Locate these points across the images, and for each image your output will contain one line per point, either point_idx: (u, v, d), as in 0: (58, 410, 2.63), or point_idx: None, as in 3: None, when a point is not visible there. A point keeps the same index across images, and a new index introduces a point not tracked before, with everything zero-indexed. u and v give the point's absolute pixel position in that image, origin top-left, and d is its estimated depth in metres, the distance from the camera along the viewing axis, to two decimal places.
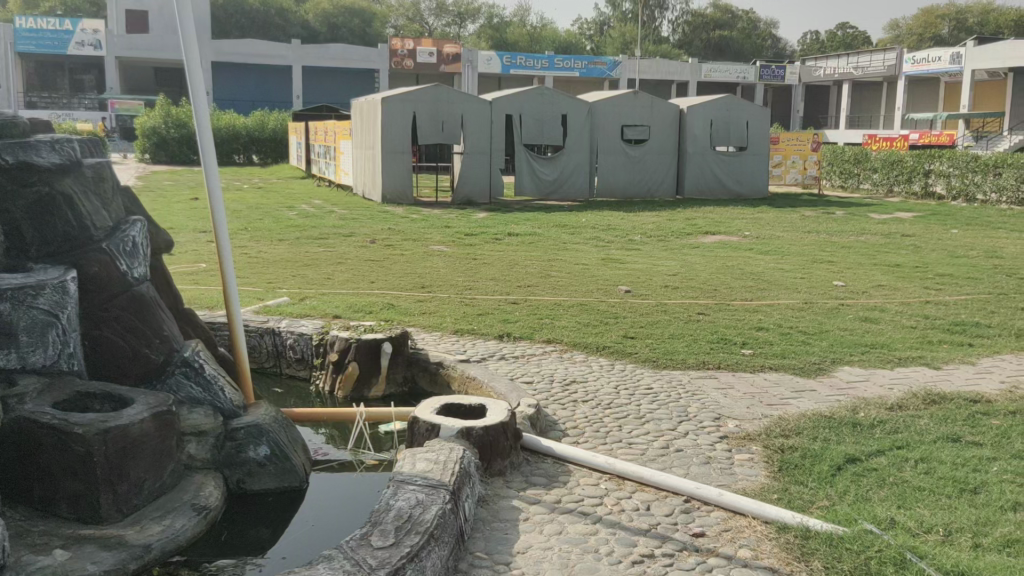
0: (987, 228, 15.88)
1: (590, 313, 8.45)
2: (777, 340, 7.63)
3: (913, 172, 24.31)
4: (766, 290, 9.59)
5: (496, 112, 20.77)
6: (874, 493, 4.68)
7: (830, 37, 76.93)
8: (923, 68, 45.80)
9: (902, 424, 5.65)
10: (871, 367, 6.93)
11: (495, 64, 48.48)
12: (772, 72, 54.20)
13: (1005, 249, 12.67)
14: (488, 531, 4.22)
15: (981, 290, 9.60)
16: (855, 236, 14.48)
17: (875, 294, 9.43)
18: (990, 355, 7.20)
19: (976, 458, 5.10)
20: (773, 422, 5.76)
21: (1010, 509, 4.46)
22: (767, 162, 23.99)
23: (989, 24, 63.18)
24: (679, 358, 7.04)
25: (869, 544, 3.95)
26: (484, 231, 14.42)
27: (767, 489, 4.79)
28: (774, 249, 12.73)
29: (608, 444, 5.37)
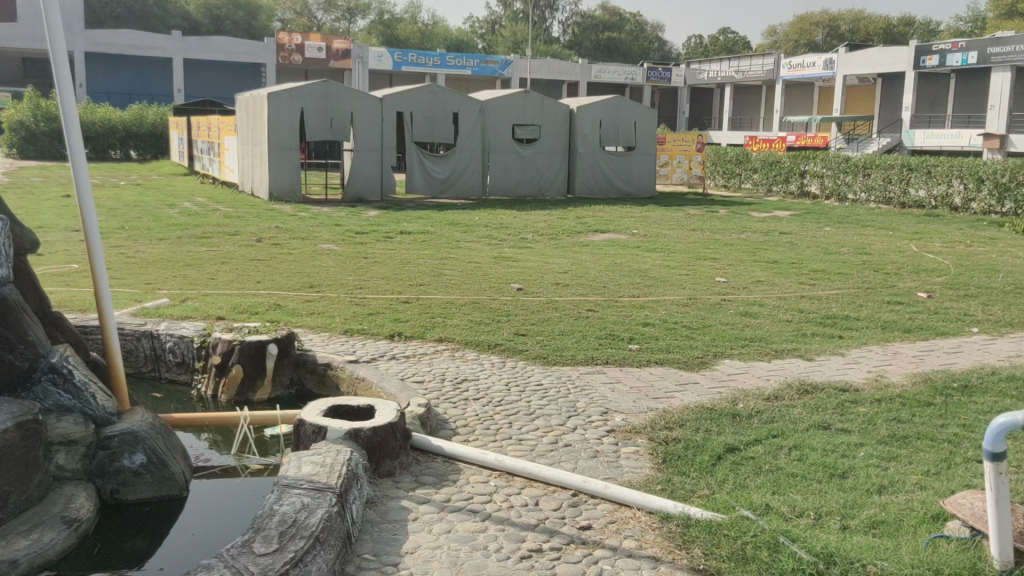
0: (857, 226, 16.76)
1: (482, 311, 8.49)
2: (663, 335, 7.85)
3: (790, 172, 25.49)
4: (652, 287, 9.86)
5: (387, 109, 20.60)
6: (751, 480, 4.89)
7: (713, 42, 79.76)
8: (799, 72, 48.01)
9: (778, 414, 5.93)
10: (749, 359, 7.22)
11: (386, 62, 47.83)
12: (659, 74, 55.61)
13: (873, 246, 13.40)
14: (376, 533, 4.18)
15: (850, 285, 10.14)
16: (736, 234, 15.03)
17: (754, 289, 9.84)
18: (857, 346, 7.62)
19: (844, 443, 5.40)
20: (658, 415, 5.93)
21: (876, 492, 4.74)
22: (654, 162, 24.65)
23: (859, 32, 66.53)
24: (568, 355, 7.17)
25: (744, 530, 4.14)
26: (375, 230, 14.26)
27: (651, 480, 4.93)
28: (659, 247, 13.09)
29: (498, 442, 5.40)
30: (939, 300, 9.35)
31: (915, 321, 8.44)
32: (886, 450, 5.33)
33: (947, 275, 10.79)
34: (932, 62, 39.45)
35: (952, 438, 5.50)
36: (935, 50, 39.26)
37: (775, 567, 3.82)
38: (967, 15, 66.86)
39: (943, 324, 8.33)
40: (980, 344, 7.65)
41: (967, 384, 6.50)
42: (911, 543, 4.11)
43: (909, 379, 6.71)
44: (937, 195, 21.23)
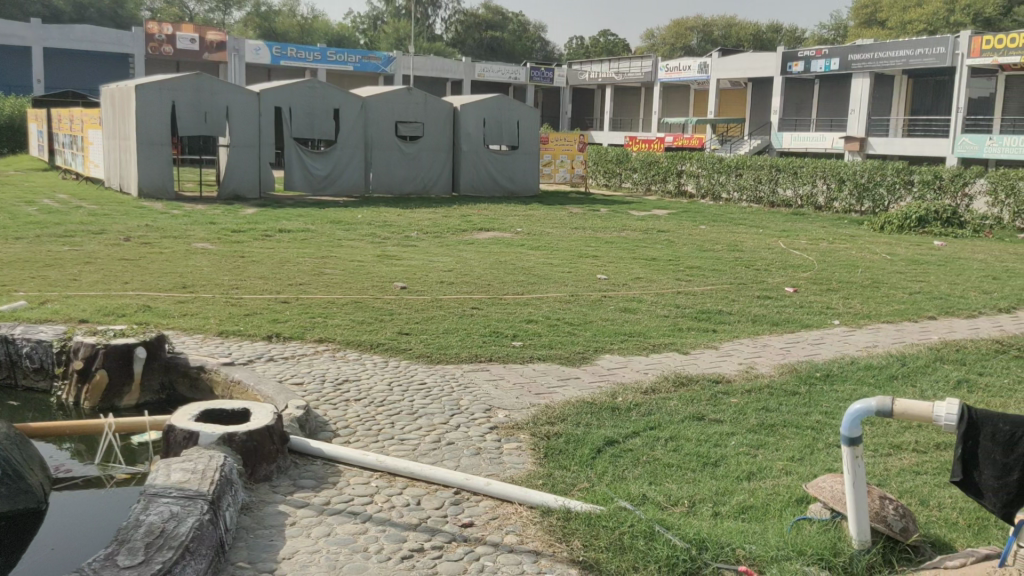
0: (729, 224, 17.48)
1: (364, 310, 8.37)
2: (545, 331, 7.97)
3: (667, 172, 26.35)
4: (535, 285, 9.95)
5: (265, 104, 20.02)
6: (629, 472, 5.01)
7: (594, 44, 81.43)
8: (675, 75, 49.54)
9: (655, 406, 6.10)
10: (628, 354, 7.41)
11: (263, 55, 46.63)
12: (541, 74, 56.55)
13: (744, 244, 13.99)
14: (251, 539, 4.06)
15: (722, 281, 10.56)
16: (616, 232, 15.39)
17: (633, 286, 10.10)
18: (730, 340, 7.92)
19: (717, 434, 5.60)
20: (540, 411, 5.99)
21: (745, 478, 4.96)
22: (537, 162, 24.93)
23: (731, 37, 69.26)
24: (452, 353, 7.16)
25: (622, 521, 4.25)
26: (253, 227, 13.86)
27: (532, 475, 4.97)
28: (542, 245, 13.26)
29: (379, 442, 5.34)
30: (805, 295, 9.83)
31: (782, 314, 8.87)
32: (755, 438, 5.57)
33: (811, 270, 11.37)
34: (797, 68, 41.59)
35: (815, 425, 5.81)
36: (801, 57, 41.38)
37: (651, 556, 3.95)
38: (830, 24, 70.69)
39: (808, 317, 8.79)
40: (840, 336, 8.12)
41: (829, 373, 6.86)
42: (777, 526, 4.32)
43: (777, 370, 7.04)
44: (803, 195, 22.28)
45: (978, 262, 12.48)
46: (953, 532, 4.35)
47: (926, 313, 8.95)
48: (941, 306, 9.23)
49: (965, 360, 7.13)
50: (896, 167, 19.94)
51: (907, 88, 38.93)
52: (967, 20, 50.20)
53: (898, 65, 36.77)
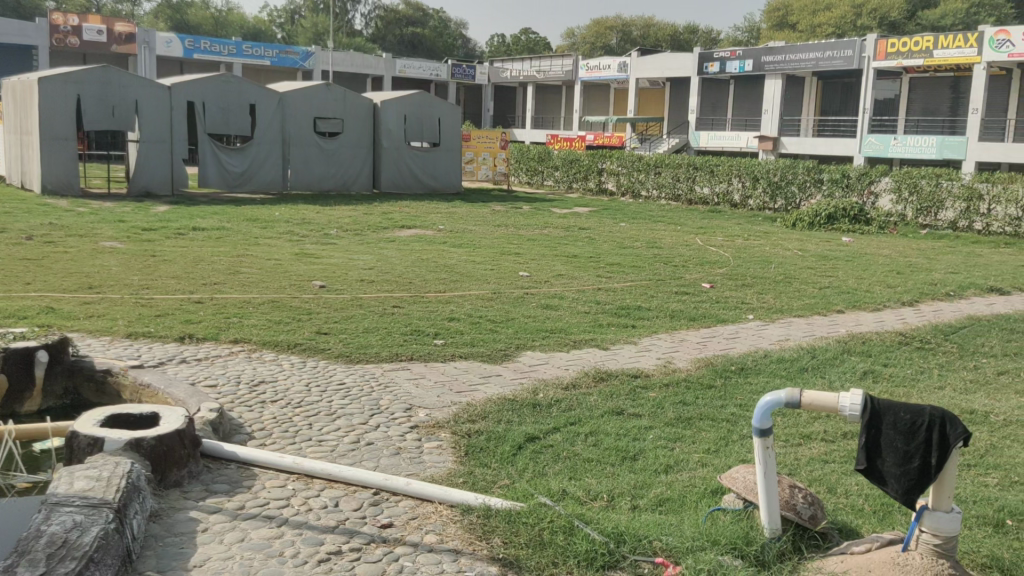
0: (648, 222, 17.76)
1: (282, 310, 8.21)
2: (467, 329, 7.94)
3: (588, 170, 26.67)
4: (457, 282, 9.93)
5: (176, 98, 19.44)
6: (550, 468, 5.05)
7: (515, 42, 81.82)
8: (595, 74, 50.04)
9: (575, 402, 6.16)
10: (550, 350, 7.45)
11: (175, 48, 45.45)
12: (463, 71, 56.42)
13: (663, 241, 14.26)
14: (160, 548, 3.93)
15: (642, 277, 10.72)
16: (538, 230, 15.47)
17: (555, 282, 10.18)
18: (648, 335, 8.05)
19: (635, 428, 5.69)
20: (461, 408, 5.97)
21: (662, 471, 5.04)
22: (459, 159, 24.88)
23: (649, 37, 70.47)
24: (372, 352, 7.09)
25: (542, 516, 4.28)
26: (164, 225, 13.43)
27: (453, 473, 4.95)
28: (464, 242, 13.24)
29: (296, 444, 5.25)
30: (720, 290, 10.07)
31: (699, 309, 9.06)
32: (673, 431, 5.67)
33: (727, 266, 11.67)
34: (713, 68, 42.47)
35: (730, 417, 5.96)
36: (716, 57, 42.35)
37: (570, 551, 3.99)
38: (743, 26, 72.62)
39: (724, 312, 9.00)
40: (755, 330, 8.33)
41: (743, 366, 7.03)
42: (693, 517, 4.40)
43: (693, 364, 7.19)
44: (719, 193, 22.79)
45: (883, 258, 12.98)
46: (860, 518, 4.51)
47: (835, 306, 9.28)
48: (849, 300, 9.57)
49: (870, 352, 7.41)
50: (806, 166, 20.59)
51: (817, 89, 40.27)
52: (873, 24, 52.24)
53: (809, 67, 38.00)
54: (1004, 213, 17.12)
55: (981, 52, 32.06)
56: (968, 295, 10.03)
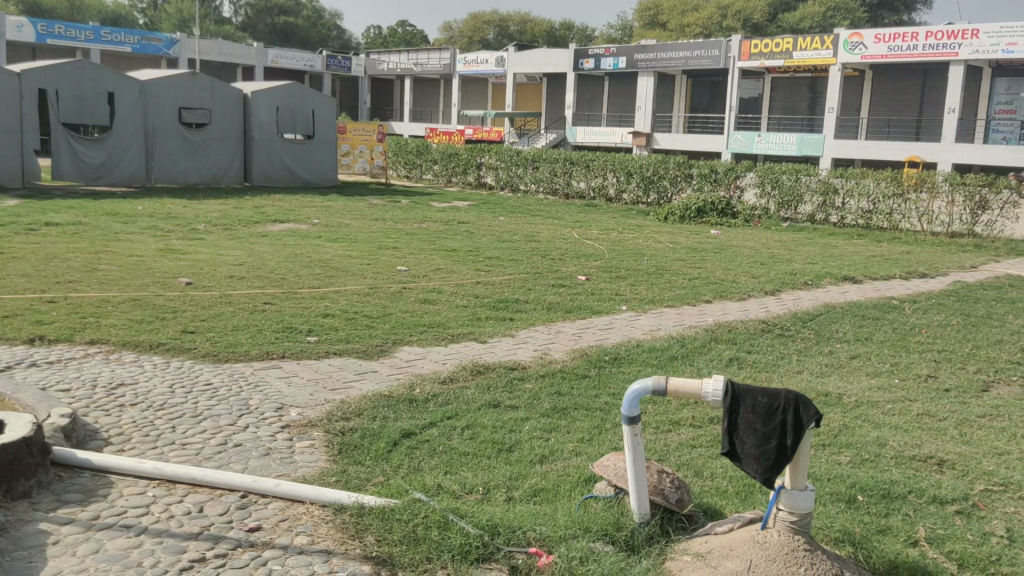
0: (527, 215, 17.93)
1: (145, 308, 7.84)
2: (342, 325, 7.79)
3: (467, 165, 26.84)
4: (332, 277, 9.72)
5: (26, 85, 18.22)
6: (424, 463, 5.02)
7: (391, 34, 81.25)
8: (473, 68, 50.12)
9: (452, 395, 6.14)
10: (428, 345, 7.40)
11: (27, 33, 42.61)
12: (338, 63, 55.50)
13: (540, 234, 14.44)
14: (6, 564, 3.67)
15: (520, 271, 10.79)
16: (416, 223, 15.36)
17: (433, 277, 10.12)
18: (526, 327, 8.13)
19: (511, 420, 5.73)
20: (334, 406, 5.85)
21: (537, 462, 5.09)
22: (334, 151, 24.47)
23: (526, 33, 71.12)
24: (241, 350, 6.85)
25: (416, 512, 4.24)
26: (13, 220, 12.55)
27: (325, 472, 4.84)
28: (341, 236, 13.00)
29: (158, 448, 5.01)
30: (596, 282, 10.27)
31: (574, 301, 9.20)
32: (548, 422, 5.74)
33: (602, 259, 11.90)
34: (588, 65, 43.52)
35: (604, 406, 6.07)
36: (591, 54, 43.30)
37: (444, 546, 3.98)
38: (617, 24, 74.37)
39: (598, 303, 9.18)
40: (627, 320, 8.54)
41: (616, 356, 7.19)
42: (566, 506, 4.46)
43: (568, 355, 7.30)
44: (596, 187, 23.22)
45: (748, 249, 13.57)
46: (723, 500, 4.68)
47: (703, 297, 9.61)
48: (717, 290, 9.94)
49: (735, 340, 7.72)
50: (678, 162, 21.17)
51: (687, 87, 41.65)
52: (738, 25, 54.65)
53: (678, 66, 39.32)
54: (857, 207, 18.12)
55: (837, 53, 34.22)
56: (825, 284, 10.59)
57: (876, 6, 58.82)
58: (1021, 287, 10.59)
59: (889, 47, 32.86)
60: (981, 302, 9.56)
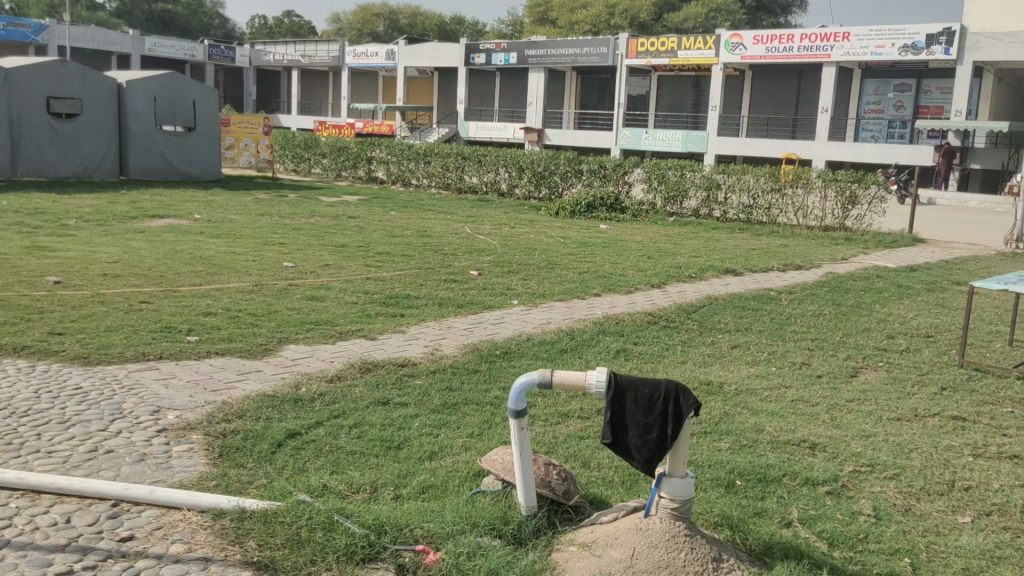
0: (418, 210, 17.79)
1: (9, 309, 7.37)
2: (224, 324, 7.54)
3: (357, 159, 26.58)
4: (216, 274, 9.41)
5: None
6: (311, 464, 4.90)
7: (278, 24, 79.32)
8: (362, 61, 49.32)
9: (340, 394, 6.02)
10: (314, 343, 7.23)
11: None
12: (221, 53, 53.89)
13: (432, 229, 14.37)
14: None
15: (411, 266, 10.70)
16: (305, 218, 15.03)
17: (321, 273, 9.92)
18: (417, 323, 8.07)
19: (401, 417, 5.66)
20: (215, 408, 5.64)
21: (426, 458, 5.05)
22: (216, 144, 23.78)
23: (417, 26, 70.56)
24: (115, 352, 6.53)
25: (300, 514, 4.13)
26: None
27: (205, 476, 4.66)
28: (224, 232, 12.58)
29: (21, 456, 4.72)
30: (487, 277, 10.27)
31: (466, 297, 9.19)
32: (438, 418, 5.71)
33: (494, 254, 11.92)
34: (480, 60, 43.26)
35: (494, 400, 6.09)
36: (482, 49, 43.10)
37: (329, 547, 3.89)
38: (507, 20, 74.62)
39: (490, 298, 9.19)
40: (518, 314, 8.59)
41: (507, 351, 7.21)
42: (454, 502, 4.44)
43: (460, 350, 7.27)
44: (487, 182, 23.26)
45: (635, 243, 13.88)
46: (609, 490, 4.76)
47: (592, 290, 9.77)
48: (605, 284, 10.12)
49: (623, 331, 7.87)
50: (568, 157, 21.37)
51: (577, 83, 42.34)
52: (625, 23, 55.76)
53: (568, 62, 39.79)
54: (738, 202, 18.77)
55: (718, 53, 35.55)
56: (708, 277, 10.94)
57: (755, 8, 61.11)
58: (888, 277, 11.21)
59: (766, 48, 34.40)
60: (850, 292, 10.07)
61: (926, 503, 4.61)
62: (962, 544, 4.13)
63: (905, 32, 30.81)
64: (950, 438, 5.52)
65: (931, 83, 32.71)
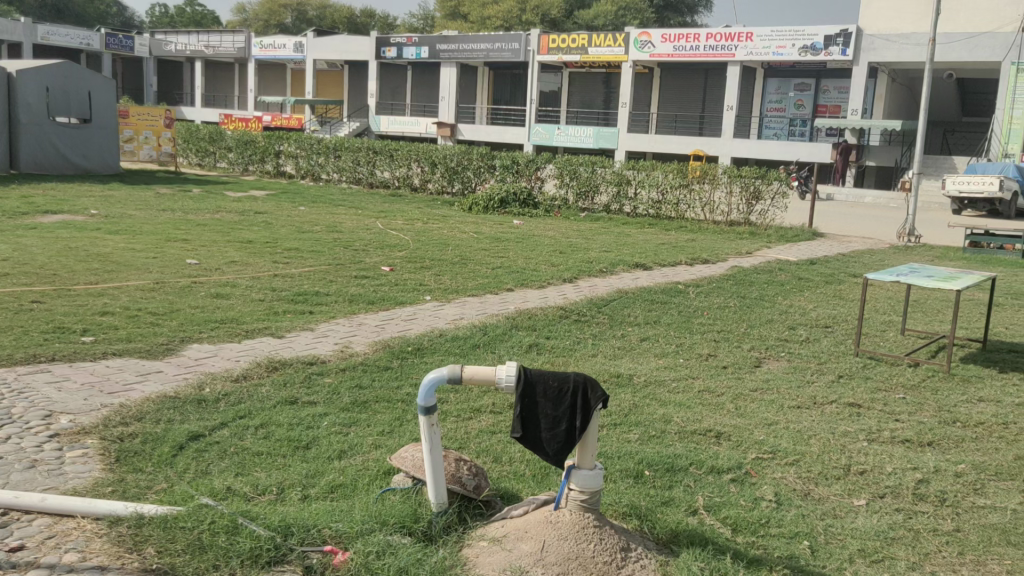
0: (329, 205, 17.50)
1: None
2: (122, 323, 7.24)
3: (264, 153, 26.01)
4: (114, 272, 9.04)
5: None
6: (214, 466, 4.75)
7: (179, 13, 76.81)
8: (270, 53, 48.24)
9: (245, 394, 5.86)
10: (218, 342, 7.02)
11: None
12: (119, 42, 52.21)
13: (343, 224, 14.19)
14: None
15: (321, 262, 10.50)
16: (209, 213, 14.60)
17: (227, 270, 9.64)
18: (326, 320, 7.92)
19: (310, 416, 5.55)
20: (113, 410, 5.42)
21: (335, 457, 4.96)
22: (110, 135, 22.96)
23: (325, 18, 69.29)
24: (3, 355, 6.20)
25: (202, 518, 3.99)
26: None
27: (100, 483, 4.45)
28: (123, 228, 12.10)
29: None
30: (399, 273, 10.17)
31: (377, 292, 9.07)
32: (348, 416, 5.61)
33: (406, 249, 11.82)
34: (391, 53, 43.16)
35: (405, 397, 6.03)
36: (393, 43, 42.93)
37: (233, 550, 3.77)
38: (417, 13, 73.99)
39: (402, 294, 9.10)
40: (431, 310, 8.53)
41: (419, 347, 7.14)
42: (364, 501, 4.37)
43: (370, 347, 7.17)
44: (400, 176, 23.07)
45: (547, 238, 14.00)
46: (520, 483, 4.77)
47: (505, 285, 9.79)
48: (518, 278, 10.16)
49: (535, 326, 7.91)
50: (481, 152, 21.38)
51: (489, 78, 42.45)
52: (536, 19, 56.09)
53: (479, 57, 39.79)
54: (648, 197, 19.08)
55: (628, 51, 36.19)
56: (618, 271, 11.08)
57: (663, 7, 62.29)
58: (789, 270, 11.62)
59: (674, 47, 35.18)
60: (755, 284, 10.37)
61: (824, 487, 4.77)
62: (858, 527, 4.29)
63: (804, 33, 31.98)
64: (847, 424, 5.74)
65: (829, 83, 33.99)
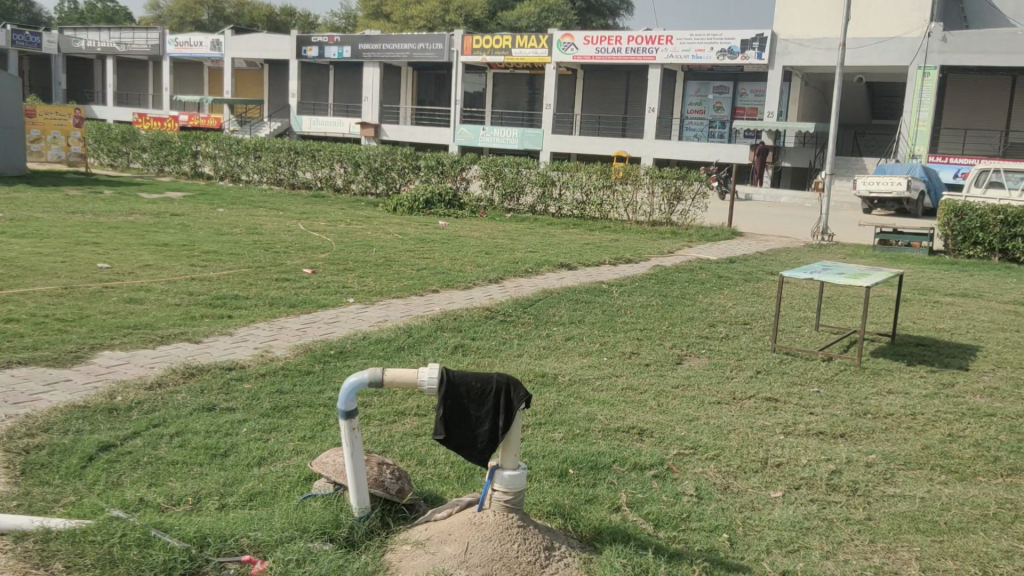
0: (248, 207, 17.14)
1: None
2: (28, 331, 6.92)
3: (181, 153, 25.30)
4: (19, 277, 8.66)
5: None
6: (126, 477, 4.58)
7: (89, 10, 74.15)
8: (186, 51, 46.94)
9: (159, 401, 5.67)
10: (132, 348, 6.79)
11: None
12: (26, 37, 50.48)
13: (264, 225, 13.90)
14: None
15: (240, 265, 10.25)
16: (122, 216, 14.13)
17: (140, 273, 9.33)
18: (246, 324, 7.74)
19: (228, 423, 5.40)
20: (18, 422, 5.16)
21: (255, 464, 4.83)
22: (14, 135, 21.95)
23: (244, 17, 67.74)
24: None
25: (112, 531, 3.82)
26: None
27: (3, 497, 4.24)
28: (28, 232, 11.60)
29: None
30: (322, 275, 10.00)
31: (299, 295, 8.91)
32: (268, 422, 5.48)
33: (329, 251, 11.64)
34: (312, 52, 42.48)
35: (327, 402, 5.92)
36: (314, 42, 42.28)
37: (145, 563, 3.62)
38: (339, 12, 73.01)
39: (324, 297, 8.95)
40: (354, 312, 8.42)
41: (341, 350, 7.03)
42: (284, 508, 4.27)
43: (291, 351, 7.02)
44: (322, 177, 22.76)
45: (472, 239, 13.96)
46: (445, 486, 4.73)
47: (430, 286, 9.72)
48: (443, 279, 10.11)
49: (461, 327, 7.87)
50: (404, 153, 21.15)
51: (412, 79, 42.19)
52: (460, 20, 55.97)
53: (403, 57, 39.54)
54: (572, 198, 19.22)
55: (551, 53, 36.44)
56: (543, 271, 11.12)
57: (586, 9, 62.86)
58: (710, 268, 11.85)
59: (596, 49, 35.52)
60: (676, 283, 10.54)
61: (742, 481, 4.87)
62: (774, 518, 4.39)
63: (722, 37, 32.73)
64: (764, 418, 5.88)
65: (747, 85, 34.99)
